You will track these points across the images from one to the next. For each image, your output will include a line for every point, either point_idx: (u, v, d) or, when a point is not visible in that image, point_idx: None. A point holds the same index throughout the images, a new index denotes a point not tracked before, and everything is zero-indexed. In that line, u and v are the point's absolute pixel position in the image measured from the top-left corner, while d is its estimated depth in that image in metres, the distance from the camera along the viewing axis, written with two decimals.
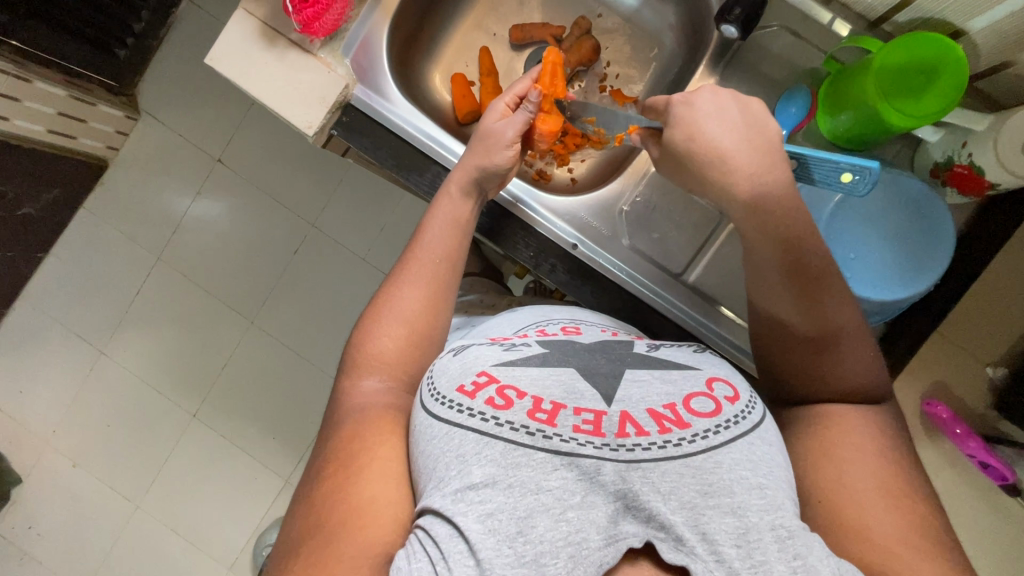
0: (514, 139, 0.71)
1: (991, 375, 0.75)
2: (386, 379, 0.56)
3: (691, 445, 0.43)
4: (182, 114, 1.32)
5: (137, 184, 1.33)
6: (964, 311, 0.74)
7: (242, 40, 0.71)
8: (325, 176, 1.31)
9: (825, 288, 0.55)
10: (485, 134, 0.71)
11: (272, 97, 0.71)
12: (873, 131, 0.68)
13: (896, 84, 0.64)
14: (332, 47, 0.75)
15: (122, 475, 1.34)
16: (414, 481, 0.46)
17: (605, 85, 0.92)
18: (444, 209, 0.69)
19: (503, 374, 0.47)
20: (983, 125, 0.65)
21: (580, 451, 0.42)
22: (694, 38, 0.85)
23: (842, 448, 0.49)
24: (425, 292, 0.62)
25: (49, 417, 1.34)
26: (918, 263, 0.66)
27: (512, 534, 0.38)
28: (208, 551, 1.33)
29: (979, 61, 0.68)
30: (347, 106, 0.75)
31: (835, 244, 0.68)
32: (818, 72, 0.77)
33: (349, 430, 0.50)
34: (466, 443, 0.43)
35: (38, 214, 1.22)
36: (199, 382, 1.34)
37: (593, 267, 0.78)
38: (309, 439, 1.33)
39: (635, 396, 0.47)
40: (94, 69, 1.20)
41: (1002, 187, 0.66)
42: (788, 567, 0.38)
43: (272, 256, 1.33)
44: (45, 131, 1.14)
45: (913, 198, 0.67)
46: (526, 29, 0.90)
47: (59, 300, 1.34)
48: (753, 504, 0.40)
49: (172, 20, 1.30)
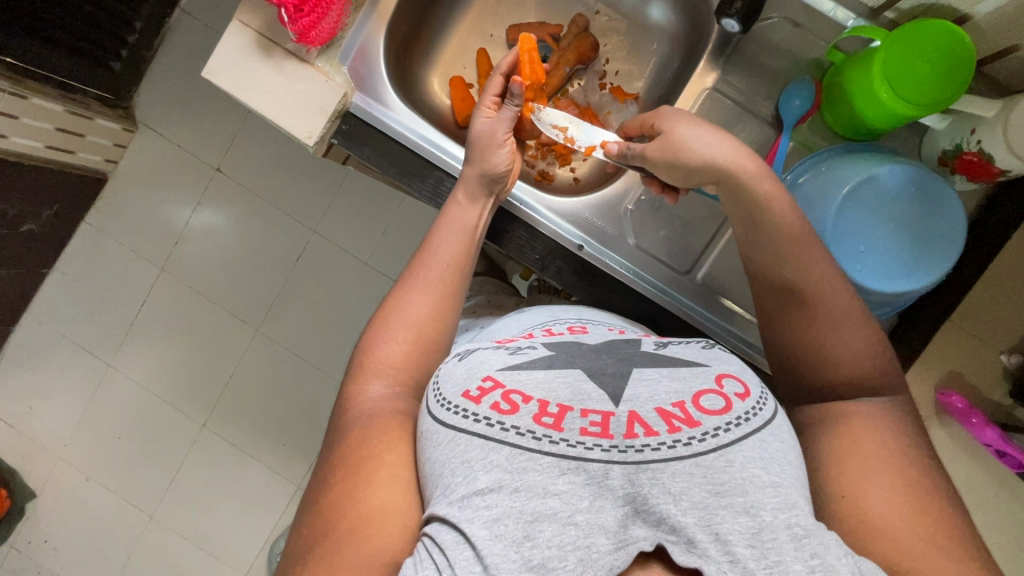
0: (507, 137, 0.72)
1: (1006, 363, 0.74)
2: (391, 384, 0.56)
3: (701, 444, 0.42)
4: (179, 124, 1.32)
5: (137, 197, 1.33)
6: (977, 298, 0.74)
7: (238, 52, 0.70)
8: (325, 181, 1.31)
9: (815, 287, 0.56)
10: (477, 137, 0.73)
11: (271, 108, 0.70)
12: (880, 121, 0.67)
13: (900, 70, 0.62)
14: (329, 55, 0.75)
15: (135, 487, 1.35)
16: (421, 487, 0.46)
17: (605, 82, 0.92)
18: (453, 217, 0.69)
19: (508, 379, 0.46)
20: (993, 111, 0.64)
21: (587, 455, 0.42)
22: (694, 32, 0.84)
23: (863, 444, 0.48)
24: (432, 298, 0.62)
25: (59, 431, 1.34)
26: (929, 253, 0.66)
27: (519, 539, 0.38)
28: (223, 560, 1.33)
29: (986, 46, 0.68)
30: (346, 114, 0.75)
31: (843, 240, 0.67)
32: (821, 63, 0.76)
33: (360, 437, 0.50)
34: (471, 449, 0.42)
35: (41, 230, 1.22)
36: (207, 391, 1.34)
37: (599, 267, 0.77)
38: (318, 445, 1.33)
39: (643, 395, 0.46)
40: (89, 82, 1.19)
41: (1012, 173, 0.65)
42: (805, 566, 0.37)
43: (275, 264, 1.33)
44: (43, 147, 1.14)
45: (923, 187, 0.66)
46: (521, 28, 0.89)
47: (65, 315, 1.34)
48: (767, 503, 0.40)
49: (165, 31, 1.29)
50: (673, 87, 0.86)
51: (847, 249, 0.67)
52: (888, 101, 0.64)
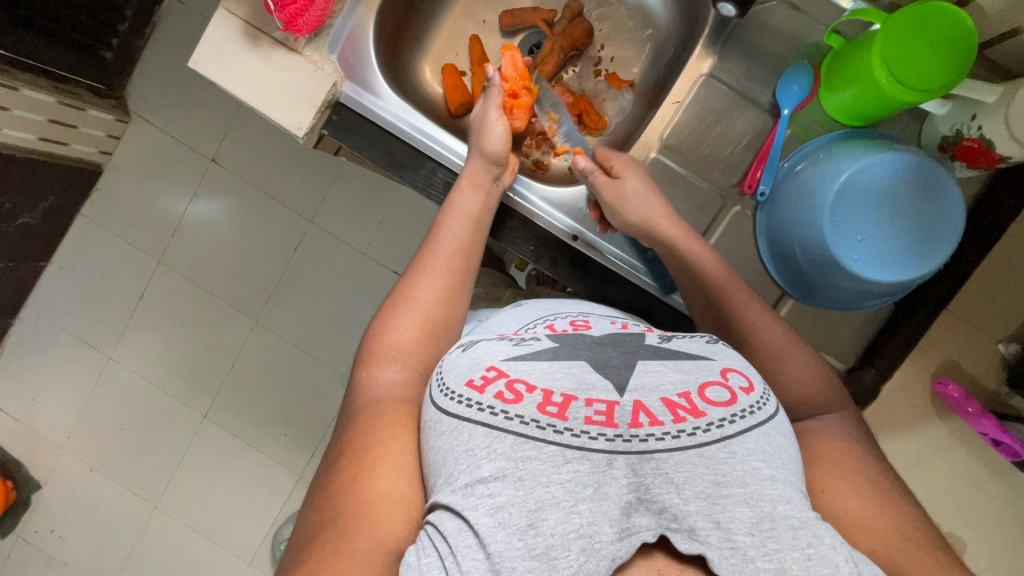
0: (499, 116, 0.73)
1: (1003, 351, 0.74)
2: (404, 369, 0.55)
3: (705, 434, 0.42)
4: (172, 114, 1.31)
5: (133, 188, 1.32)
6: (977, 286, 0.73)
7: (225, 41, 0.69)
8: (321, 171, 1.29)
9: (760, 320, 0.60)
10: (476, 124, 0.73)
11: (259, 98, 0.69)
12: (873, 106, 0.66)
13: (901, 53, 0.61)
14: (317, 44, 0.72)
15: (138, 477, 1.36)
16: (423, 476, 0.45)
17: (599, 69, 0.90)
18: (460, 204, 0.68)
19: (512, 368, 0.46)
20: (994, 96, 0.63)
21: (592, 444, 0.41)
22: (690, 17, 0.83)
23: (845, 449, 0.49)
24: (443, 287, 0.61)
25: (62, 423, 1.35)
26: (927, 242, 0.65)
27: (523, 527, 0.38)
28: (227, 546, 1.34)
29: (987, 29, 0.66)
30: (336, 104, 0.74)
31: (841, 231, 0.65)
32: (820, 48, 0.75)
33: (359, 427, 0.49)
34: (475, 437, 0.42)
35: (36, 222, 1.21)
36: (207, 382, 1.35)
37: (593, 258, 0.77)
38: (319, 435, 1.33)
39: (648, 385, 0.46)
40: (81, 73, 1.18)
41: (1013, 160, 0.64)
42: (801, 554, 0.37)
43: (273, 254, 1.32)
44: (36, 139, 1.13)
45: (924, 176, 0.64)
46: (515, 14, 0.88)
47: (64, 307, 1.34)
48: (767, 494, 0.40)
49: (155, 20, 1.27)
50: (668, 75, 0.85)
51: (844, 238, 0.65)
52: (887, 86, 0.62)
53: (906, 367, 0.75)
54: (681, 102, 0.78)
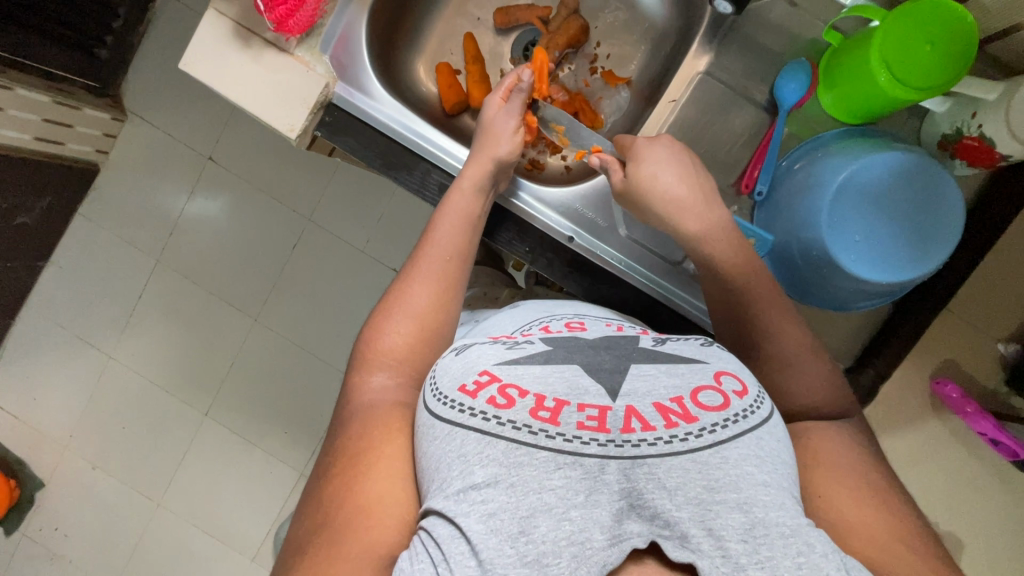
0: (518, 126, 0.73)
1: (1002, 351, 0.73)
2: (395, 375, 0.55)
3: (697, 440, 0.41)
4: (169, 113, 1.30)
5: (130, 186, 1.32)
6: (978, 285, 0.73)
7: (216, 42, 0.68)
8: (318, 168, 1.29)
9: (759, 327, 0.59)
10: (487, 128, 0.73)
11: (251, 100, 0.69)
12: (875, 107, 0.66)
13: (897, 50, 0.60)
14: (309, 44, 0.72)
15: (141, 474, 1.36)
16: (418, 481, 0.44)
17: (595, 66, 0.89)
18: (454, 205, 0.68)
19: (505, 373, 0.46)
20: (994, 94, 0.62)
21: (584, 450, 0.41)
22: (687, 14, 0.82)
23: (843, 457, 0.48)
24: (433, 291, 0.61)
25: (64, 422, 1.36)
26: (927, 242, 0.64)
27: (514, 534, 0.38)
28: (229, 543, 1.35)
29: (988, 24, 0.65)
30: (329, 105, 0.73)
31: (840, 232, 0.64)
32: (818, 44, 0.74)
33: (354, 435, 0.49)
34: (468, 443, 0.42)
35: (34, 223, 1.21)
36: (208, 380, 1.35)
37: (589, 258, 0.76)
38: (320, 432, 1.34)
39: (641, 390, 0.45)
40: (75, 72, 1.17)
41: (1014, 158, 0.63)
42: (792, 563, 0.37)
43: (271, 252, 1.32)
44: (32, 139, 1.12)
45: (923, 173, 0.64)
46: (510, 11, 0.87)
47: (64, 307, 1.34)
48: (760, 499, 0.39)
49: (149, 17, 1.26)
50: (665, 73, 0.84)
51: (842, 240, 0.64)
52: (887, 85, 0.62)
53: (904, 366, 0.75)
54: (677, 101, 0.77)
